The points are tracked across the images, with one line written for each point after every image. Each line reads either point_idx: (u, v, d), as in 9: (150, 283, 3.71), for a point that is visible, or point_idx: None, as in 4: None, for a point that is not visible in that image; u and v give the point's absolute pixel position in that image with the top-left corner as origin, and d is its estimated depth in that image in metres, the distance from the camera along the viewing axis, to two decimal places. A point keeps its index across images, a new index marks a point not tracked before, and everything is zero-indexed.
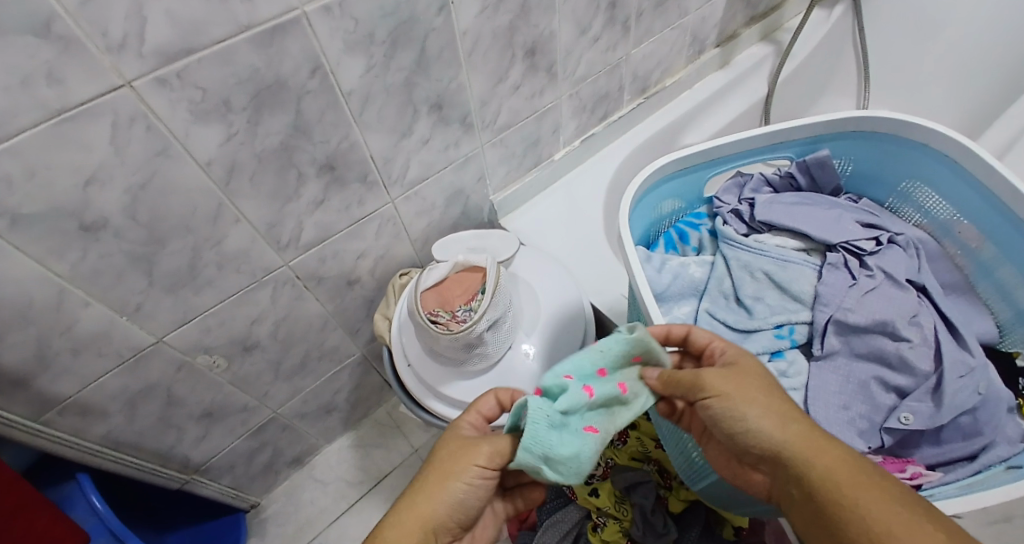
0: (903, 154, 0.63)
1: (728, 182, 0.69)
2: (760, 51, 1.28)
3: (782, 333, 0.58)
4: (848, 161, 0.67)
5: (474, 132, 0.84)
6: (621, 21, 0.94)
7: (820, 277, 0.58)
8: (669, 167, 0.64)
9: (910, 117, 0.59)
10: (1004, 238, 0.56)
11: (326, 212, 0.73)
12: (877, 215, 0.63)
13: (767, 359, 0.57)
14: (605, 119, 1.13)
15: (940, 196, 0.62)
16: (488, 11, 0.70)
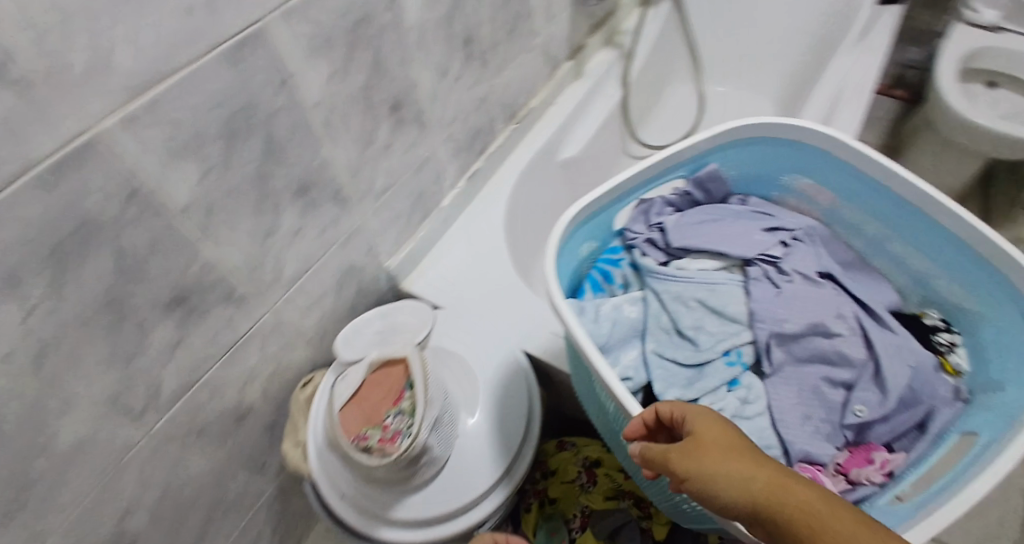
0: (776, 153, 0.66)
1: (634, 212, 0.67)
2: (606, 58, 1.31)
3: (733, 359, 0.57)
4: (733, 167, 0.69)
5: (350, 206, 0.75)
6: (478, 56, 0.90)
7: (749, 293, 0.59)
8: (580, 215, 0.61)
9: (779, 120, 0.62)
10: (884, 213, 0.60)
11: (189, 353, 0.59)
12: (773, 215, 0.66)
13: (727, 391, 0.55)
14: (484, 154, 1.08)
15: (820, 185, 0.65)
16: (337, 76, 0.62)
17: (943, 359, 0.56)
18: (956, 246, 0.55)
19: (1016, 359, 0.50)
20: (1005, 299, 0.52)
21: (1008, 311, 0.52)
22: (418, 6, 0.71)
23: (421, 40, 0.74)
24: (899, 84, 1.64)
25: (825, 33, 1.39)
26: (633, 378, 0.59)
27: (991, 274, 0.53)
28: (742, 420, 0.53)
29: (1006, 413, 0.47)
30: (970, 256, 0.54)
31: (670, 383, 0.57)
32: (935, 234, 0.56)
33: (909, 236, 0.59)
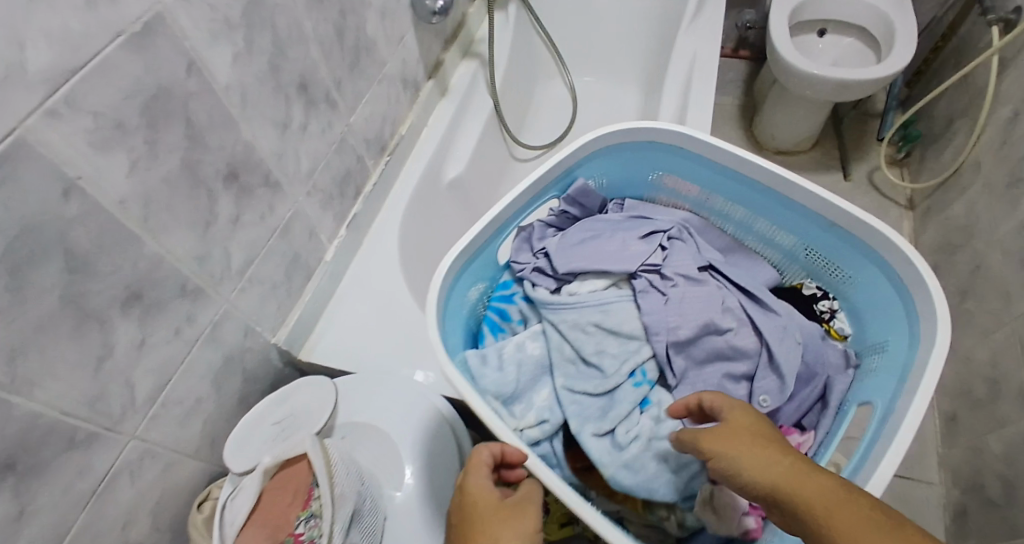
0: (639, 154, 0.66)
1: (516, 242, 0.64)
2: (467, 70, 1.28)
3: (639, 379, 0.56)
4: (601, 176, 0.69)
5: (206, 294, 0.70)
6: (322, 99, 0.84)
7: (639, 307, 0.58)
8: (455, 264, 0.57)
9: (633, 124, 0.62)
10: (746, 197, 0.62)
11: (38, 519, 0.54)
12: (647, 218, 0.65)
13: (639, 413, 0.55)
14: (361, 195, 1.01)
15: (683, 179, 0.66)
16: (141, 164, 0.57)
17: (829, 327, 0.61)
18: (817, 221, 0.58)
19: (890, 318, 0.54)
20: (867, 262, 0.56)
21: (872, 273, 0.56)
22: (228, 64, 0.65)
23: (243, 100, 0.69)
24: (742, 46, 1.80)
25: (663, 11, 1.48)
26: (550, 420, 0.56)
27: (850, 242, 0.56)
28: (659, 443, 0.52)
29: (893, 371, 0.51)
30: (829, 227, 0.57)
31: (586, 419, 0.54)
32: (796, 212, 0.59)
33: (772, 215, 0.62)
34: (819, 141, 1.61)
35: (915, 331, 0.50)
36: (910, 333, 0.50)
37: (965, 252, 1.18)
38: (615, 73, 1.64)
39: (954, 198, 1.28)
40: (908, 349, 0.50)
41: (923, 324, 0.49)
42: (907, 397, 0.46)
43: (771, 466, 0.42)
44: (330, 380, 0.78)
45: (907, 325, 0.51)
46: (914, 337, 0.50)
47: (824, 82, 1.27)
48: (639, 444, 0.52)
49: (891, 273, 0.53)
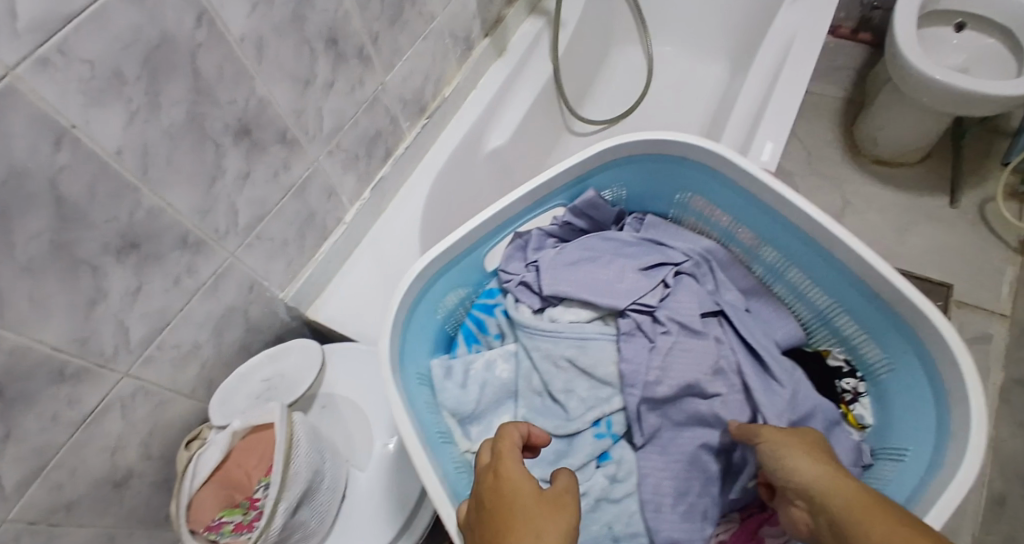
0: (670, 170, 0.65)
1: (509, 249, 0.66)
2: (531, 29, 1.18)
3: (602, 431, 0.61)
4: (620, 187, 0.69)
5: (208, 248, 0.70)
6: (353, 55, 0.79)
7: (620, 351, 0.62)
8: (436, 262, 0.58)
9: (661, 136, 0.60)
10: (781, 242, 0.61)
11: (28, 436, 0.58)
12: (661, 246, 0.67)
13: (596, 465, 0.60)
14: (391, 157, 0.97)
15: (711, 204, 0.65)
16: (140, 116, 0.56)
17: (847, 411, 0.60)
18: (862, 291, 0.56)
19: (917, 420, 0.53)
20: (913, 353, 0.53)
21: (914, 365, 0.54)
22: (244, 15, 0.61)
23: (260, 53, 0.66)
24: (863, 26, 1.54)
25: None
26: None
27: (901, 326, 0.54)
28: (608, 503, 0.58)
29: (902, 490, 0.50)
30: (881, 305, 0.55)
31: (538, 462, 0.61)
32: (843, 278, 0.57)
33: (806, 267, 0.60)
34: (929, 155, 1.39)
35: (940, 451, 0.48)
36: (935, 447, 0.49)
37: None
38: (702, 47, 1.48)
39: None
40: (925, 471, 0.49)
41: (952, 451, 0.47)
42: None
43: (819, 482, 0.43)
44: (320, 345, 0.78)
45: (933, 438, 0.50)
46: (938, 456, 0.48)
47: (949, 89, 1.09)
48: (587, 500, 0.58)
49: (935, 378, 0.51)
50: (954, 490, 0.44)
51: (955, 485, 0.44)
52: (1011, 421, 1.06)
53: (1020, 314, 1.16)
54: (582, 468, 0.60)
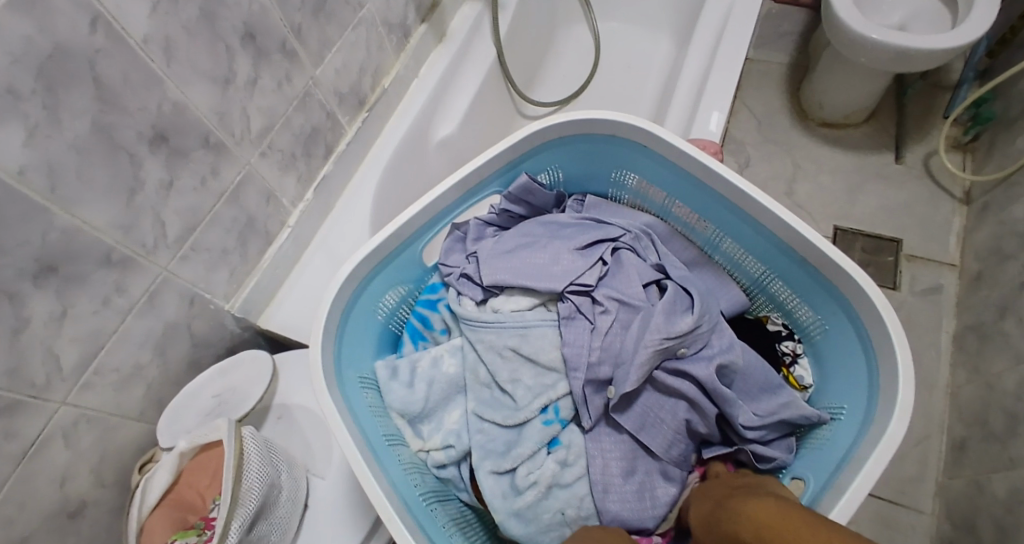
0: (603, 150, 0.66)
1: (448, 241, 0.67)
2: (470, 13, 1.16)
3: (550, 418, 0.61)
4: (557, 171, 0.70)
5: (138, 264, 0.67)
6: (277, 50, 0.76)
7: (562, 336, 0.62)
8: (369, 261, 0.59)
9: (589, 117, 0.62)
10: (714, 213, 0.63)
11: None
12: (601, 223, 0.68)
13: (547, 452, 0.60)
14: (333, 155, 0.94)
15: (645, 180, 0.67)
16: (42, 131, 0.52)
17: (788, 373, 0.64)
18: (791, 257, 0.59)
19: (851, 378, 0.57)
20: (842, 314, 0.58)
21: (843, 325, 0.58)
22: (148, 15, 0.58)
23: (171, 54, 0.62)
24: None
25: None
26: (455, 445, 0.60)
27: (831, 290, 0.58)
28: (559, 489, 0.59)
29: (840, 448, 0.54)
30: (810, 271, 0.58)
31: (486, 455, 0.59)
32: (773, 244, 0.60)
33: (737, 235, 0.63)
34: (874, 114, 1.41)
35: (872, 407, 0.53)
36: (868, 403, 0.53)
37: (1013, 265, 1.03)
38: (648, 20, 1.47)
39: (1017, 197, 1.09)
40: (860, 427, 0.53)
41: (883, 405, 0.51)
42: (843, 482, 0.49)
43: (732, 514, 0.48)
44: (268, 355, 0.76)
45: (865, 394, 0.54)
46: (871, 410, 0.53)
47: (886, 47, 1.10)
48: (536, 490, 0.57)
49: (863, 335, 0.55)
50: (885, 444, 0.48)
51: (886, 439, 0.48)
52: (963, 366, 1.10)
53: (967, 262, 1.20)
54: (532, 457, 0.59)
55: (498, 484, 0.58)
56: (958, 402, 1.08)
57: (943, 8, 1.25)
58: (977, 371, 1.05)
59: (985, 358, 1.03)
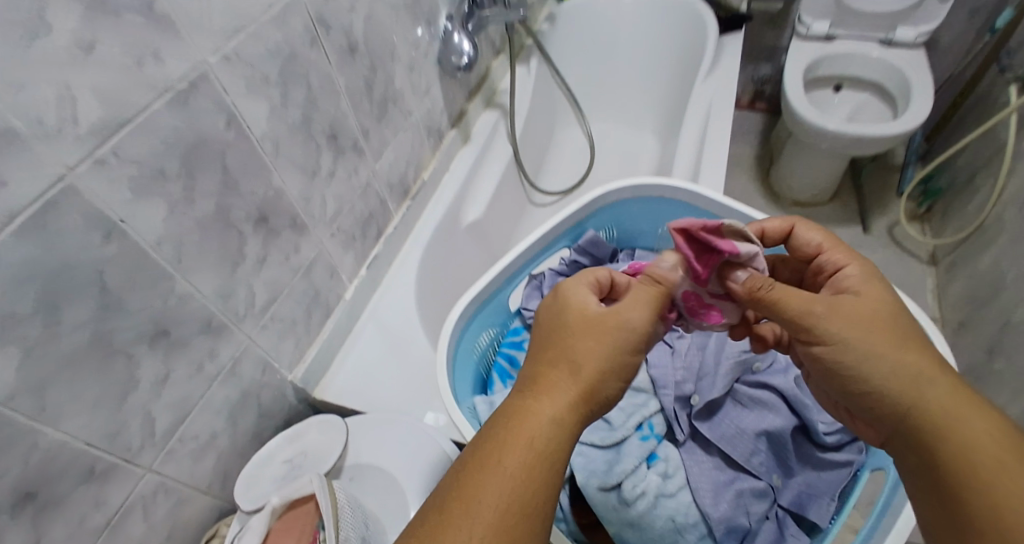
0: (651, 209, 0.84)
1: (528, 289, 0.78)
2: (490, 118, 1.34)
3: (646, 434, 0.74)
4: (612, 230, 0.88)
5: (227, 332, 0.72)
6: (350, 146, 0.88)
7: (650, 364, 0.80)
8: (474, 302, 0.71)
9: (642, 180, 0.79)
10: None
11: None
12: None
13: (648, 465, 0.71)
14: (382, 236, 1.04)
15: None
16: (178, 209, 0.61)
17: None
18: None
19: None
20: None
21: None
22: (265, 116, 0.69)
23: (277, 147, 0.73)
24: (759, 98, 1.85)
25: (684, 62, 1.56)
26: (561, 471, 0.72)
27: None
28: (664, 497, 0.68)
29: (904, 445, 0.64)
30: None
31: (594, 474, 0.70)
32: None
33: None
34: (836, 194, 1.62)
35: None
36: None
37: (992, 310, 1.16)
38: (635, 122, 1.70)
39: (979, 253, 1.25)
40: None
41: None
42: None
43: (904, 388, 0.50)
44: (342, 421, 0.80)
45: None
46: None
47: (841, 136, 1.32)
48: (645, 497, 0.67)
49: None
50: None
51: None
52: None
53: (947, 314, 1.33)
54: (634, 472, 0.69)
55: (609, 499, 0.68)
56: None
57: (882, 103, 1.52)
58: None
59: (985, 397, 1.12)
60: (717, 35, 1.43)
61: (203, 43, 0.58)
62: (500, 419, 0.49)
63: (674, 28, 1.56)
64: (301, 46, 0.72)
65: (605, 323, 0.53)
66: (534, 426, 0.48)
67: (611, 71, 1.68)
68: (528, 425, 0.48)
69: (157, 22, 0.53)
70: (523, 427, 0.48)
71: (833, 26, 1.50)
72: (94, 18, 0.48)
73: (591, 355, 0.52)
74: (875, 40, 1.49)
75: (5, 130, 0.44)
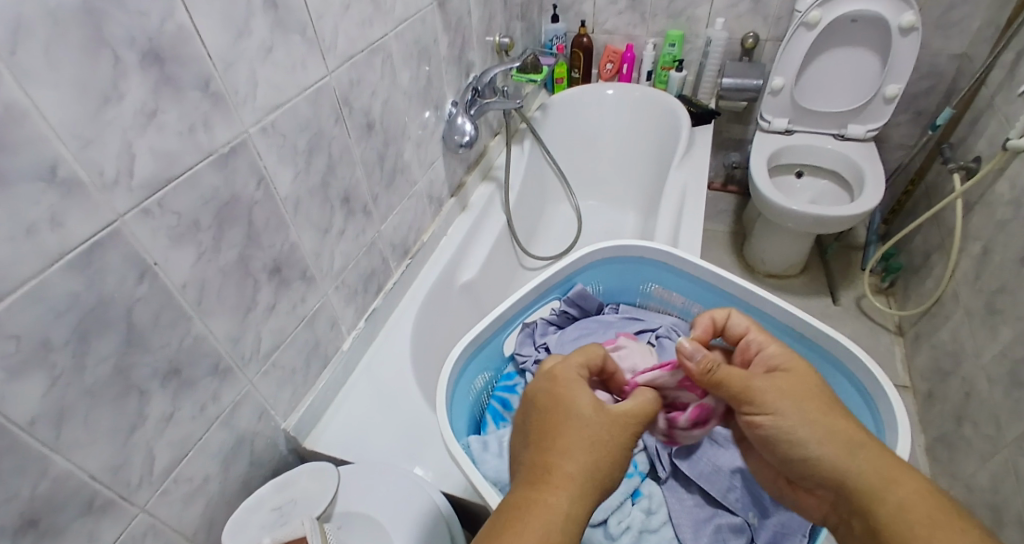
0: (632, 267, 0.99)
1: (521, 336, 0.95)
2: (485, 190, 1.45)
3: (632, 471, 0.83)
4: (599, 284, 1.03)
5: (233, 374, 0.75)
6: (360, 210, 0.96)
7: None
8: (471, 348, 0.85)
9: (622, 242, 0.95)
10: (711, 303, 0.93)
11: None
12: (639, 320, 0.98)
13: (632, 501, 0.80)
14: (381, 292, 1.10)
15: (663, 286, 0.99)
16: (205, 256, 0.67)
17: None
18: (788, 333, 0.84)
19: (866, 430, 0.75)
20: (839, 375, 0.79)
21: (838, 378, 0.80)
22: (290, 180, 0.78)
23: (296, 206, 0.81)
24: (731, 180, 2.01)
25: (661, 149, 1.71)
26: None
27: (820, 352, 0.81)
28: (647, 530, 0.78)
29: None
30: (800, 340, 0.83)
31: None
32: (771, 324, 0.85)
33: None
34: (805, 268, 1.74)
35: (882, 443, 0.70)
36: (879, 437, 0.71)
37: (955, 377, 1.22)
38: (618, 199, 1.85)
39: (940, 324, 1.34)
40: None
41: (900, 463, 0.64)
42: None
43: (843, 455, 0.54)
44: (334, 470, 0.80)
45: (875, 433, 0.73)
46: (882, 439, 0.71)
47: (804, 216, 1.44)
48: (629, 530, 0.77)
49: (855, 380, 0.77)
50: None
51: None
52: (942, 474, 1.20)
53: (917, 383, 1.39)
54: (620, 508, 0.79)
55: (597, 534, 0.76)
56: None
57: (841, 190, 1.67)
58: (955, 475, 1.15)
59: (957, 463, 1.15)
60: (690, 126, 1.58)
61: (245, 117, 0.68)
62: (516, 516, 0.49)
63: (652, 118, 1.73)
64: (326, 122, 0.83)
65: (603, 416, 0.55)
66: (556, 526, 0.48)
67: (596, 152, 1.84)
68: (547, 521, 0.48)
69: (210, 99, 0.62)
70: (543, 525, 0.48)
71: (790, 122, 1.69)
72: (160, 91, 0.57)
73: (600, 450, 0.53)
74: (831, 135, 1.67)
75: (69, 180, 0.50)
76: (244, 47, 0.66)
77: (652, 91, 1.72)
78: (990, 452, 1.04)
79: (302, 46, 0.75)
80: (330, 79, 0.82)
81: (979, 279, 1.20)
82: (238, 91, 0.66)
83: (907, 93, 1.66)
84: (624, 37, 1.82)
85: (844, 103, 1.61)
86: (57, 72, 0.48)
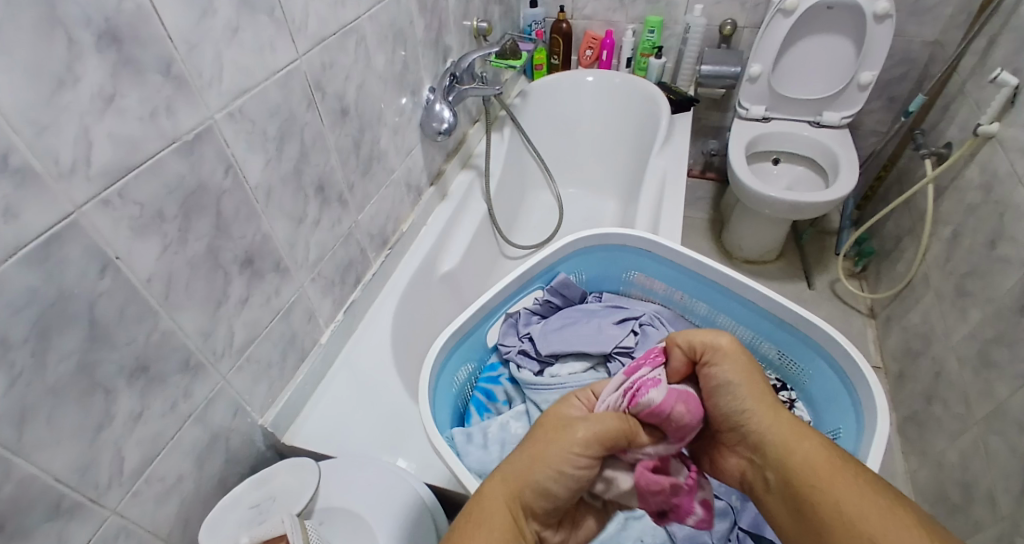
0: (614, 256, 0.99)
1: (504, 327, 0.94)
2: (465, 178, 1.44)
3: None
4: (581, 273, 1.02)
5: (206, 370, 0.73)
6: (335, 199, 0.94)
7: None
8: (454, 339, 0.84)
9: (604, 230, 0.95)
10: (694, 290, 0.93)
11: None
12: (623, 308, 0.98)
13: None
14: (359, 283, 1.07)
15: (644, 273, 0.99)
16: (172, 248, 0.64)
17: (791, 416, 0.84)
18: (769, 318, 0.85)
19: (845, 412, 0.76)
20: (819, 358, 0.81)
21: (817, 361, 0.81)
22: (261, 167, 0.75)
23: (268, 195, 0.78)
24: (709, 168, 2.03)
25: (641, 136, 1.71)
26: None
27: (801, 337, 0.82)
28: (634, 518, 0.79)
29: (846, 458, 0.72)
30: (782, 325, 0.83)
31: None
32: (752, 311, 0.86)
33: (713, 303, 0.92)
34: (782, 254, 1.77)
35: (861, 424, 0.72)
36: (858, 418, 0.73)
37: (925, 358, 1.26)
38: (598, 186, 1.85)
39: (911, 307, 1.37)
40: (856, 441, 0.72)
41: (878, 443, 0.66)
42: None
43: (762, 416, 0.58)
44: (314, 465, 0.78)
45: (853, 413, 0.75)
46: (860, 421, 0.72)
47: (781, 202, 1.46)
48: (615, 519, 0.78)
49: (834, 363, 0.78)
50: (877, 449, 0.65)
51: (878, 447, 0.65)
52: (913, 451, 1.24)
53: (888, 364, 1.43)
54: None
55: None
56: (919, 484, 1.20)
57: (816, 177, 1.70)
58: (925, 452, 1.19)
59: (927, 441, 1.19)
60: (670, 113, 1.58)
61: (211, 101, 0.65)
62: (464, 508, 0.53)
63: (631, 105, 1.73)
64: (297, 108, 0.80)
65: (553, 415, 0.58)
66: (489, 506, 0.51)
67: (575, 140, 1.83)
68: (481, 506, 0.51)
69: (174, 82, 0.59)
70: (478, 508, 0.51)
71: (767, 109, 1.70)
72: (119, 74, 0.53)
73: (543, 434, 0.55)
74: (807, 121, 1.69)
75: (23, 169, 0.47)
76: (208, 27, 0.62)
77: (632, 77, 1.71)
78: (959, 430, 1.08)
79: (270, 27, 0.72)
80: (301, 62, 0.78)
81: (949, 263, 1.24)
82: (202, 75, 0.63)
83: (881, 80, 1.69)
84: (603, 23, 1.81)
85: (819, 90, 1.63)
86: (7, 54, 0.44)
